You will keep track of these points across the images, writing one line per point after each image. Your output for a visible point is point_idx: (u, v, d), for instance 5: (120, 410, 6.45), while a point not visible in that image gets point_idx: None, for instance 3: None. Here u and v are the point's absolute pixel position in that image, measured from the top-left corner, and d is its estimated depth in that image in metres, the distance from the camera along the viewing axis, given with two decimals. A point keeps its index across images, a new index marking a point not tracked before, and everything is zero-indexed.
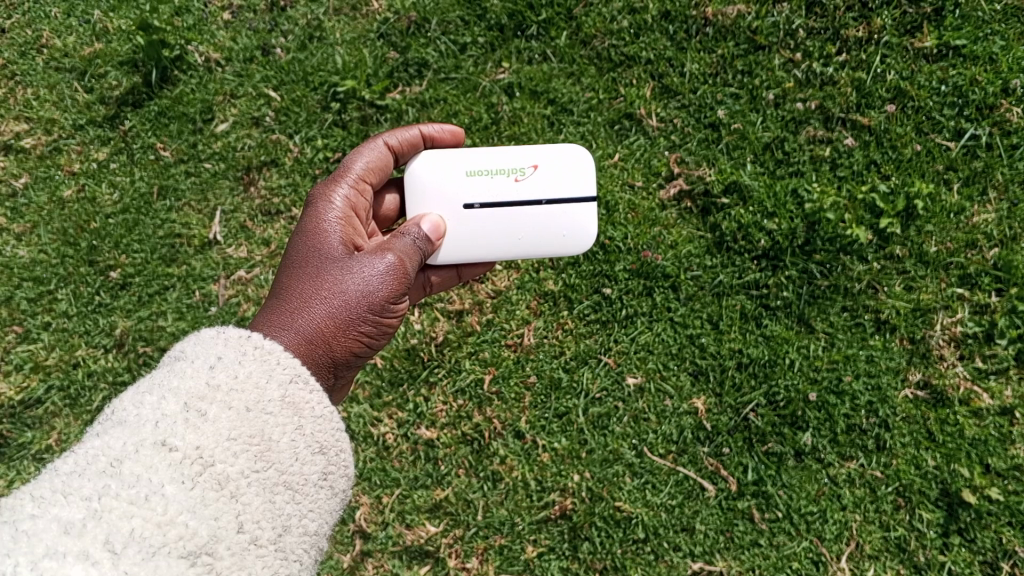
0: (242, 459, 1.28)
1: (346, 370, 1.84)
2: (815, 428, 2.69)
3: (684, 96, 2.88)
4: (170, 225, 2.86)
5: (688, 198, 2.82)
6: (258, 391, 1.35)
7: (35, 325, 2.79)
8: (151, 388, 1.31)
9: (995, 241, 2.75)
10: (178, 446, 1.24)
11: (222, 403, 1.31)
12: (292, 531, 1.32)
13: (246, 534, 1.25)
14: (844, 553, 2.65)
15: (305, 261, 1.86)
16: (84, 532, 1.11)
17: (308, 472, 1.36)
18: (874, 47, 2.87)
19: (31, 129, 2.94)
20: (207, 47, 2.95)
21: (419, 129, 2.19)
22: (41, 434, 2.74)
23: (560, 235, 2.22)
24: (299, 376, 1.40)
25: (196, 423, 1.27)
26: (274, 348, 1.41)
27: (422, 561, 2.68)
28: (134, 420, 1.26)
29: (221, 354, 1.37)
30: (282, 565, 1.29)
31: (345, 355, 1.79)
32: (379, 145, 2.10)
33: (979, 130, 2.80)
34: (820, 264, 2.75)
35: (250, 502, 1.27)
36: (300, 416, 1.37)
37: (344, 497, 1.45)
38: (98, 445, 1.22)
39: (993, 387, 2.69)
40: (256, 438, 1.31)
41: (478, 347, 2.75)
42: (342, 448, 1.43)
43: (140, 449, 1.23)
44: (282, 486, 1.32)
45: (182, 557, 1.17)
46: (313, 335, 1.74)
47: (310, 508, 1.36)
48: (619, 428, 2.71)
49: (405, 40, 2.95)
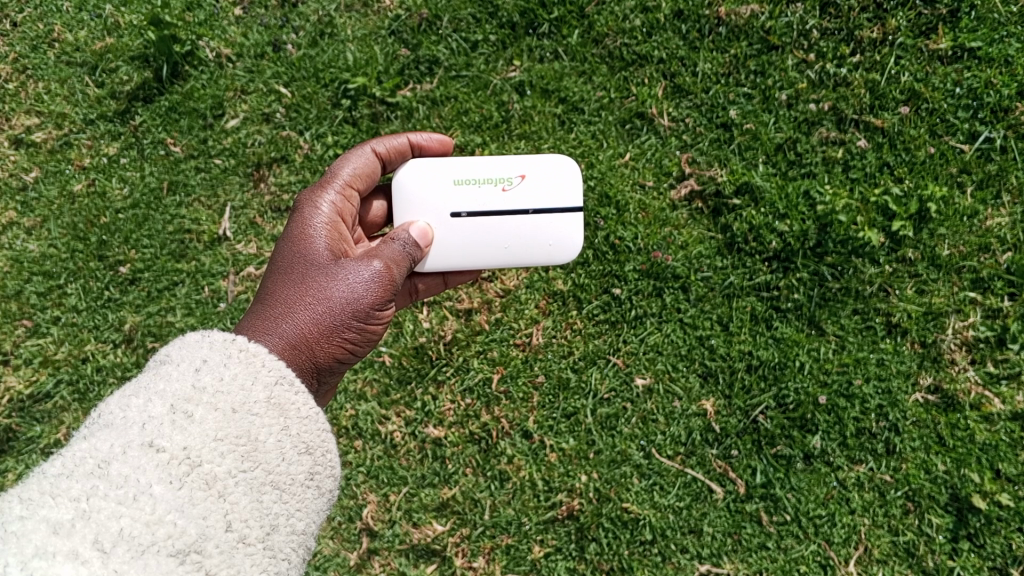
0: (229, 459, 1.28)
1: (328, 377, 1.83)
2: (825, 432, 2.68)
3: (696, 95, 2.87)
4: (180, 220, 2.86)
5: (699, 199, 2.81)
6: (244, 393, 1.35)
7: (45, 319, 2.80)
8: (137, 391, 1.30)
9: (1008, 245, 2.73)
10: (166, 447, 1.24)
11: (209, 404, 1.31)
12: (280, 529, 1.32)
13: (233, 533, 1.24)
14: (853, 557, 2.63)
15: (291, 267, 1.85)
16: (73, 532, 1.11)
17: (295, 471, 1.36)
18: (888, 48, 2.85)
19: (42, 123, 2.94)
20: (218, 43, 2.95)
21: (408, 137, 2.20)
22: (49, 428, 2.74)
23: (547, 244, 2.21)
24: (284, 378, 1.40)
25: (183, 425, 1.27)
26: (260, 350, 1.41)
27: (429, 560, 2.67)
28: (121, 422, 1.26)
29: (206, 357, 1.36)
30: (270, 564, 1.29)
31: (330, 361, 1.79)
32: (366, 152, 2.11)
33: (994, 133, 2.78)
34: (831, 266, 2.73)
35: (237, 501, 1.27)
36: (285, 416, 1.37)
37: (331, 496, 1.45)
38: (85, 446, 1.22)
39: (1005, 392, 2.66)
40: (243, 438, 1.31)
41: (486, 347, 2.75)
42: (329, 449, 1.42)
43: (126, 451, 1.22)
44: (269, 485, 1.32)
45: (171, 555, 1.17)
46: (298, 345, 1.73)
47: (298, 507, 1.36)
48: (628, 429, 2.70)
49: (416, 38, 2.95)
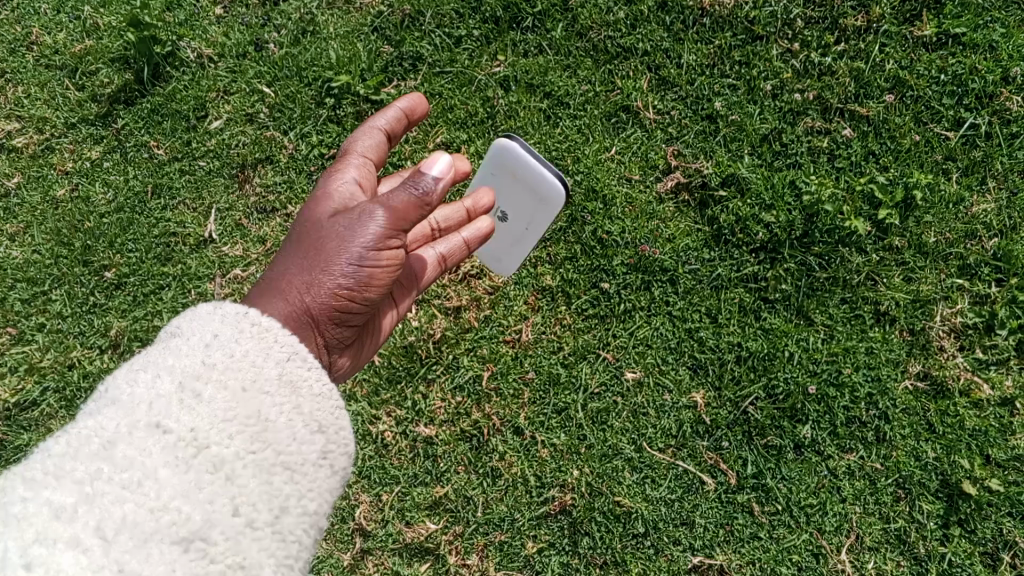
0: (237, 440, 1.28)
1: (332, 330, 1.82)
2: (815, 421, 2.69)
3: (681, 87, 2.86)
4: (165, 223, 2.83)
5: (686, 191, 2.80)
6: (256, 369, 1.35)
7: (30, 326, 2.77)
8: (146, 365, 1.30)
9: (994, 231, 2.74)
10: (172, 429, 1.23)
11: (218, 382, 1.31)
12: (290, 512, 1.30)
13: (240, 517, 1.24)
14: (844, 546, 2.63)
15: (298, 230, 1.90)
16: (75, 518, 1.12)
17: (307, 451, 1.35)
18: (873, 36, 2.85)
19: (23, 128, 2.92)
20: (199, 43, 2.93)
21: (409, 103, 2.19)
22: (37, 435, 2.71)
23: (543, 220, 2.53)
24: (296, 353, 1.40)
25: (191, 404, 1.27)
26: (272, 326, 1.42)
27: (423, 558, 2.66)
28: (128, 399, 1.25)
29: (217, 332, 1.37)
30: (280, 548, 1.27)
31: (326, 312, 1.76)
32: (375, 124, 2.14)
33: (979, 119, 2.78)
34: (818, 255, 2.73)
35: (245, 484, 1.26)
36: (298, 394, 1.38)
37: (345, 475, 1.43)
38: (91, 425, 1.21)
39: (993, 377, 2.68)
40: (252, 418, 1.31)
41: (476, 344, 2.75)
42: (343, 427, 1.42)
43: (132, 432, 1.21)
44: (279, 466, 1.31)
45: (175, 543, 1.17)
46: (293, 296, 1.73)
47: (310, 487, 1.35)
48: (619, 423, 2.70)
49: (399, 34, 2.93)
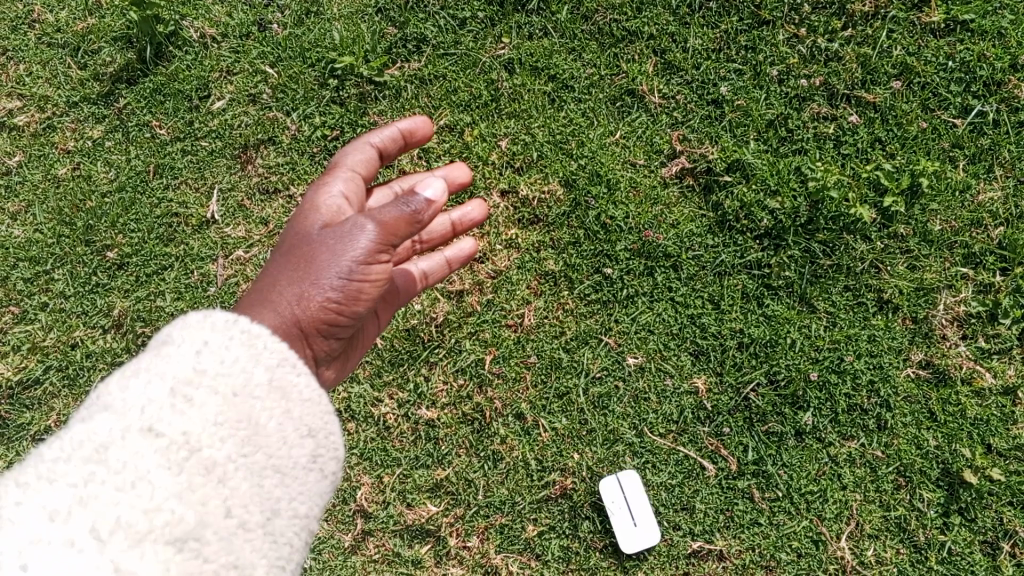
0: (229, 444, 1.35)
1: (319, 342, 1.88)
2: (816, 408, 2.68)
3: (686, 72, 2.84)
4: (167, 204, 2.82)
5: (690, 176, 2.79)
6: (246, 375, 1.41)
7: (32, 305, 2.78)
8: (137, 371, 1.35)
9: (1000, 220, 2.72)
10: (164, 432, 1.30)
11: (209, 388, 1.37)
12: (281, 514, 1.36)
13: (233, 519, 1.30)
14: (844, 533, 2.64)
15: (287, 244, 1.98)
16: (70, 519, 1.16)
17: (296, 454, 1.42)
18: (880, 22, 2.83)
19: (25, 106, 2.91)
20: (202, 22, 2.91)
21: (400, 126, 2.37)
22: (40, 414, 2.72)
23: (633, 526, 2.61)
24: (286, 360, 1.46)
25: (183, 409, 1.33)
26: (261, 333, 1.46)
27: (423, 540, 2.68)
28: (120, 404, 1.31)
29: (208, 339, 1.41)
30: (271, 548, 1.33)
31: (313, 323, 1.82)
32: (366, 145, 2.31)
33: (987, 107, 2.76)
34: (822, 242, 2.72)
35: (238, 486, 1.32)
36: (288, 399, 1.43)
37: (335, 479, 1.50)
38: (84, 429, 1.26)
39: (996, 366, 2.67)
40: (243, 422, 1.37)
41: (478, 328, 2.75)
42: (332, 431, 1.48)
43: (126, 435, 1.27)
44: (270, 470, 1.38)
45: (169, 543, 1.22)
46: (282, 307, 1.80)
47: (299, 490, 1.41)
48: (621, 408, 2.70)
49: (403, 15, 2.91)
